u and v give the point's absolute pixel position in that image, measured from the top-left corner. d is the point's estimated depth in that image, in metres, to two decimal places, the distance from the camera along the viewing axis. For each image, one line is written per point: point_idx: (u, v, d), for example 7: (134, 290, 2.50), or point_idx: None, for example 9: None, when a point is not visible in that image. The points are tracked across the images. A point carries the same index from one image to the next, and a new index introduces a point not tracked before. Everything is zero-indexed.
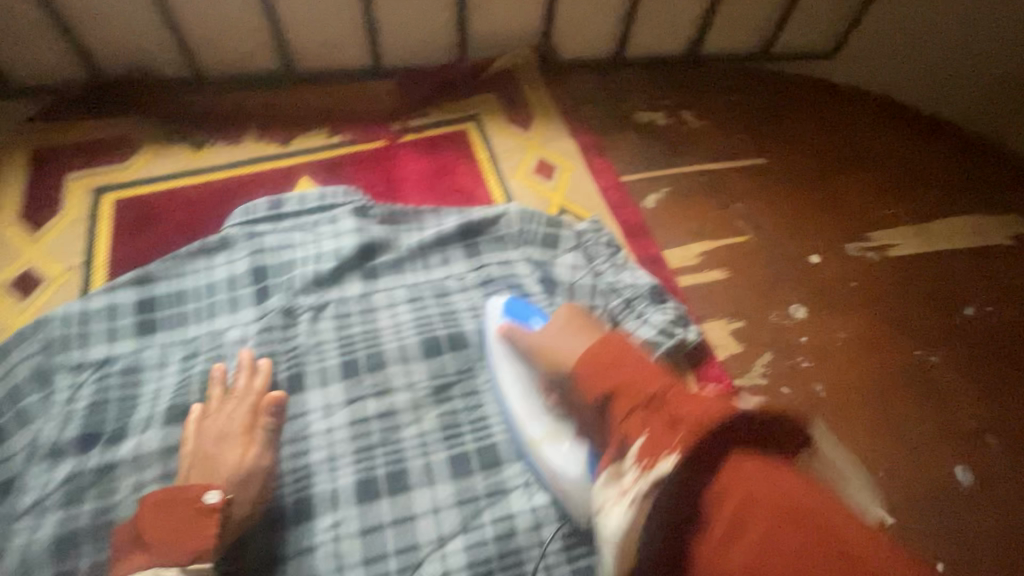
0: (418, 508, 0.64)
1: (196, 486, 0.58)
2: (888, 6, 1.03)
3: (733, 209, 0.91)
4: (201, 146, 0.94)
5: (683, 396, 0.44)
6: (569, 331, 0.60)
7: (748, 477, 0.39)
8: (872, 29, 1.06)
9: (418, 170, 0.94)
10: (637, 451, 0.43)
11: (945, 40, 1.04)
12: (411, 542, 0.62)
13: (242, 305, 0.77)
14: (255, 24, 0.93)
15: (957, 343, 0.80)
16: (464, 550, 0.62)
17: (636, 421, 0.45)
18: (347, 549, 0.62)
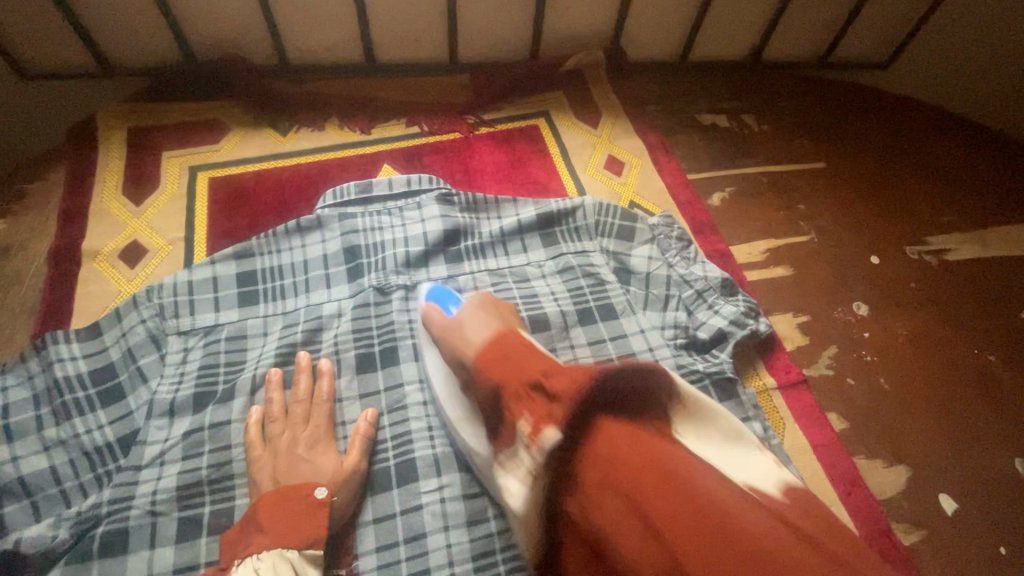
0: None
1: (305, 483, 0.61)
2: (945, 20, 1.08)
3: (794, 209, 0.96)
4: (287, 131, 0.99)
5: (555, 374, 0.49)
6: (480, 312, 0.67)
7: (614, 435, 0.44)
8: (928, 42, 1.11)
9: (494, 161, 0.98)
10: (523, 431, 0.48)
11: (999, 54, 1.08)
12: None
13: (336, 282, 0.82)
14: (344, 17, 0.98)
15: (1013, 344, 0.83)
16: None
17: (522, 404, 0.50)
18: (451, 511, 0.66)
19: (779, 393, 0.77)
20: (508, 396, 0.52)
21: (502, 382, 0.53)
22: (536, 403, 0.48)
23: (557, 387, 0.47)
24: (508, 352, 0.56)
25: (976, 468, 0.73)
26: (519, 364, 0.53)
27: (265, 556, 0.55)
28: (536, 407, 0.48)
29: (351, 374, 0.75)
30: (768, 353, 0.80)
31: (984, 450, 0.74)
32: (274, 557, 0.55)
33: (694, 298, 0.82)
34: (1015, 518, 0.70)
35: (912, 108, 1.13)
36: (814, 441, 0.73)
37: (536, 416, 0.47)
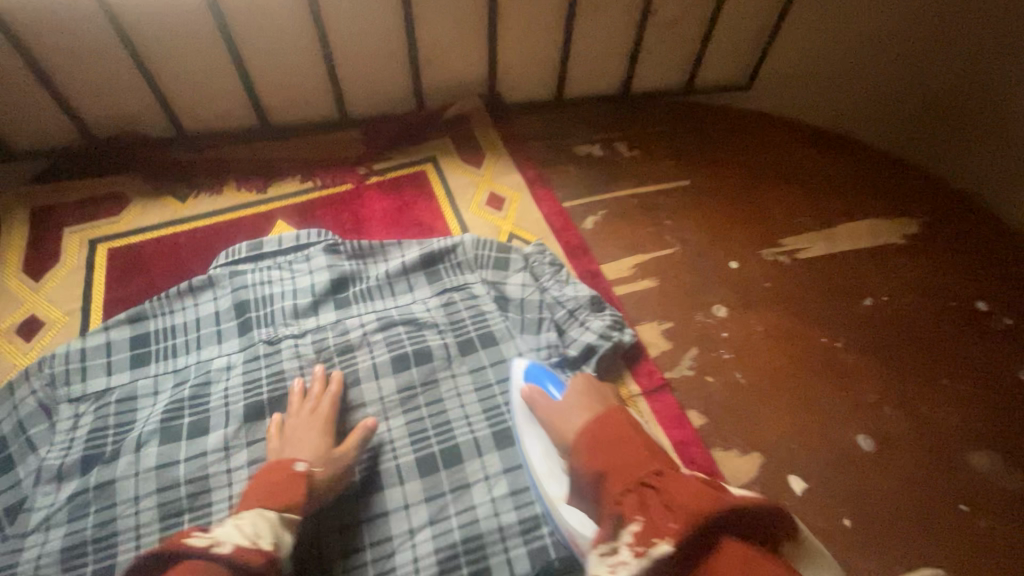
0: (391, 504, 0.72)
1: None
2: (786, 50, 1.18)
3: (662, 225, 1.04)
4: (185, 197, 1.05)
5: (676, 483, 0.52)
6: (579, 399, 0.72)
7: (732, 557, 0.46)
8: (777, 66, 1.22)
9: (382, 208, 1.05)
10: (633, 533, 0.50)
11: (839, 74, 1.18)
12: (385, 535, 0.70)
13: (226, 337, 0.86)
14: (232, 88, 1.06)
15: (859, 330, 0.91)
16: (432, 539, 0.70)
17: (633, 503, 0.52)
18: (329, 544, 0.69)
19: (645, 400, 0.82)
20: (614, 491, 0.55)
21: (608, 472, 0.57)
22: (650, 502, 0.52)
23: (672, 498, 0.50)
24: (624, 442, 0.58)
25: (824, 448, 0.79)
26: (625, 460, 0.56)
27: (250, 512, 0.60)
28: (652, 512, 0.50)
29: (238, 423, 0.78)
30: (633, 361, 0.86)
31: (828, 429, 0.81)
32: (253, 516, 0.59)
33: (566, 317, 0.88)
34: (855, 491, 0.76)
35: (771, 125, 1.23)
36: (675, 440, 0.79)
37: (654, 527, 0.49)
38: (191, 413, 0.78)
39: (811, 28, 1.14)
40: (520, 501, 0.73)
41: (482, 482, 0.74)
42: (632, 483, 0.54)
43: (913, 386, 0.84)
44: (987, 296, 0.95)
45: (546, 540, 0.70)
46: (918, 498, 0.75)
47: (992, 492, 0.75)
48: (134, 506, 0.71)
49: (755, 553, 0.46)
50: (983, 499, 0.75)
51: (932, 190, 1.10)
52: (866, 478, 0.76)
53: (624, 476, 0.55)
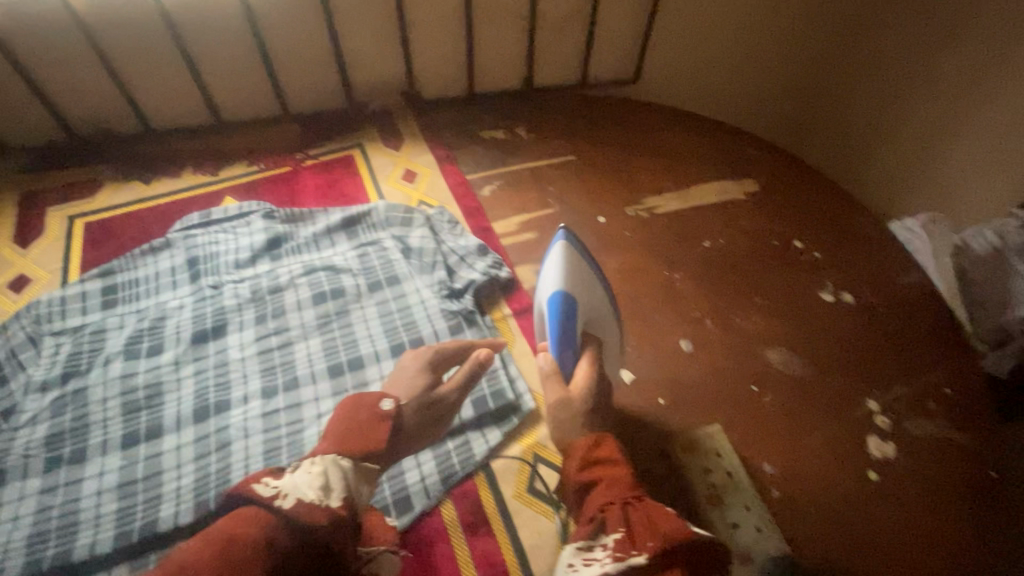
0: (305, 398, 0.92)
1: None
2: (660, 47, 1.41)
3: (547, 191, 1.26)
4: (151, 180, 1.26)
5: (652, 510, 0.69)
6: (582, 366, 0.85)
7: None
8: (658, 62, 1.44)
9: (315, 185, 1.26)
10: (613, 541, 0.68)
11: (702, 62, 1.43)
12: (298, 418, 0.89)
13: (180, 285, 1.07)
14: (189, 91, 1.28)
15: (695, 265, 1.12)
16: (334, 420, 0.89)
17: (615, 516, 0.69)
18: (252, 424, 0.88)
19: (514, 318, 1.04)
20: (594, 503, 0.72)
21: (599, 482, 0.74)
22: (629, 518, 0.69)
23: (650, 523, 0.67)
24: (601, 461, 0.75)
25: (653, 350, 1.00)
26: (616, 478, 0.73)
27: None
28: (633, 524, 0.68)
29: (187, 345, 0.98)
30: (509, 292, 1.07)
31: (659, 337, 1.02)
32: None
33: (457, 261, 1.10)
34: (671, 379, 0.96)
35: (652, 108, 1.43)
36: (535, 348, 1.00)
37: (631, 538, 0.67)
38: (150, 339, 0.98)
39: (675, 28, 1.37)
40: None
41: (379, 381, 0.94)
42: (628, 497, 0.71)
43: (731, 304, 1.06)
44: (804, 237, 1.16)
45: None
46: (722, 383, 0.96)
47: (779, 376, 0.96)
48: (102, 405, 0.90)
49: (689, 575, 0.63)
50: (772, 381, 0.96)
51: (778, 157, 1.32)
52: (682, 370, 0.97)
53: (614, 484, 0.73)
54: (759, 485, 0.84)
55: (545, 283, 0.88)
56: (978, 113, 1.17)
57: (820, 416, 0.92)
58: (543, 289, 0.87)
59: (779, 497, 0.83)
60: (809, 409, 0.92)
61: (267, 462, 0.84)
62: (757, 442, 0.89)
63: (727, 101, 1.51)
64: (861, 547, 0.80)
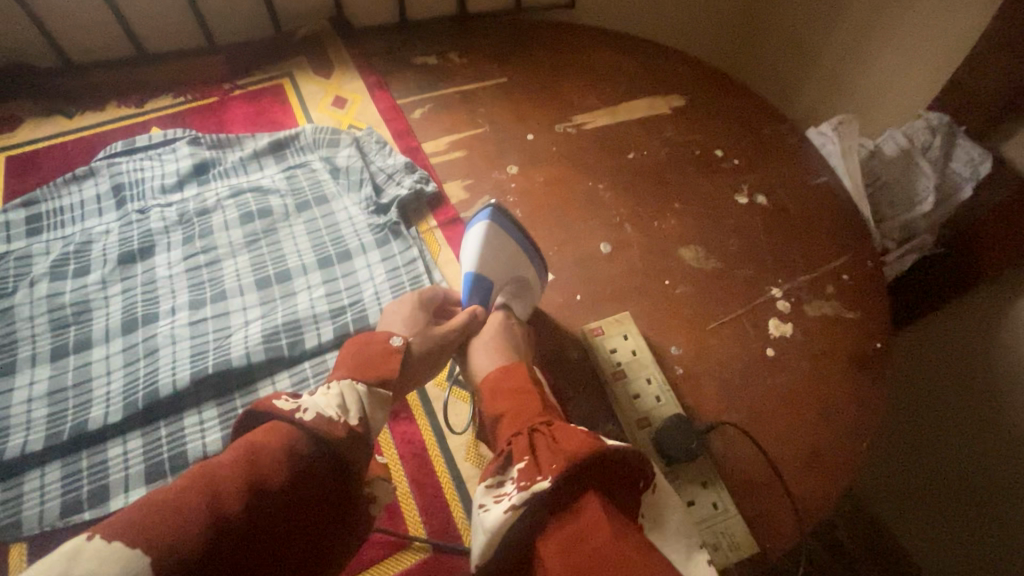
0: (233, 308, 0.95)
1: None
2: None
3: (478, 111, 1.26)
4: (74, 114, 1.24)
5: (564, 432, 0.65)
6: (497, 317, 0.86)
7: (586, 506, 0.57)
8: None
9: (243, 113, 1.25)
10: (520, 472, 0.63)
11: None
12: (227, 326, 0.92)
13: (106, 211, 1.07)
14: (107, 21, 1.25)
15: (618, 175, 1.15)
16: (261, 326, 0.92)
17: (524, 446, 0.66)
18: (181, 333, 0.91)
19: (439, 228, 1.06)
20: (507, 432, 0.70)
21: (507, 416, 0.72)
22: (538, 446, 0.65)
23: (562, 444, 0.63)
24: (510, 393, 0.75)
25: (575, 253, 1.04)
26: (526, 408, 0.72)
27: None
28: (540, 454, 0.64)
29: (114, 266, 0.99)
30: (436, 206, 1.09)
31: (580, 241, 1.06)
32: None
33: (385, 178, 1.11)
34: (590, 279, 1.01)
35: (584, 29, 1.44)
36: (460, 255, 1.04)
37: (536, 466, 0.63)
38: (76, 262, 0.99)
39: None
40: (333, 301, 0.96)
41: (306, 290, 0.97)
42: (537, 425, 0.68)
43: (652, 209, 1.10)
44: (725, 146, 1.20)
45: (349, 321, 0.94)
46: (636, 280, 1.01)
47: (692, 271, 1.02)
48: (30, 323, 0.92)
49: (604, 502, 0.58)
50: (683, 276, 1.01)
51: (704, 74, 1.34)
52: (601, 270, 1.02)
53: (519, 416, 0.71)
54: (663, 363, 0.90)
55: (467, 256, 0.88)
56: (891, 23, 1.22)
57: (725, 303, 0.98)
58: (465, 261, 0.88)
59: (681, 372, 0.90)
60: (715, 297, 0.99)
61: (194, 364, 0.87)
62: (666, 328, 0.94)
63: (665, 24, 1.53)
64: (755, 414, 0.87)
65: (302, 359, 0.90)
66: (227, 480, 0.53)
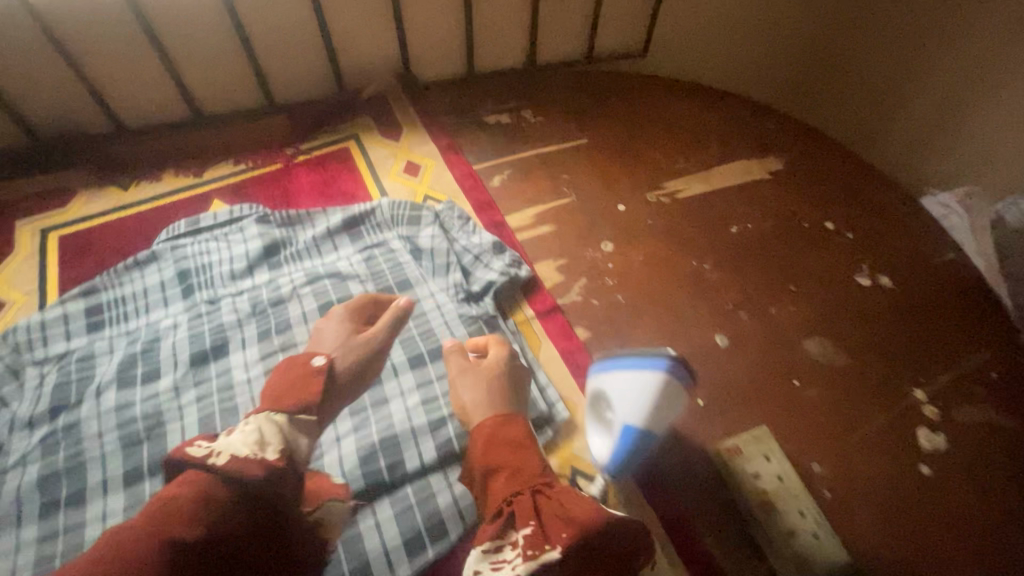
0: None
1: None
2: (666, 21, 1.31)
3: (561, 178, 1.18)
4: (128, 185, 1.16)
5: (571, 496, 0.70)
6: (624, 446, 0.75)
7: None
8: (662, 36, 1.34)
9: (309, 182, 1.17)
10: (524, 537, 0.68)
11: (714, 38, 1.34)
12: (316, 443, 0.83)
13: (172, 300, 0.98)
14: (163, 84, 1.16)
15: (722, 252, 1.06)
16: (356, 443, 0.83)
17: (527, 509, 0.69)
18: None
19: (538, 320, 0.97)
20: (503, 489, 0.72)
21: (502, 470, 0.74)
22: (542, 506, 0.69)
23: (574, 511, 0.68)
24: (506, 448, 0.76)
25: (688, 346, 0.94)
26: (524, 466, 0.73)
27: None
28: (546, 521, 0.68)
29: (186, 369, 0.90)
30: (530, 291, 1.00)
31: (692, 332, 0.96)
32: None
33: (473, 261, 1.02)
34: (712, 379, 0.90)
35: (664, 83, 1.34)
36: (562, 349, 0.93)
37: (544, 535, 0.67)
38: (144, 364, 0.90)
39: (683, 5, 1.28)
40: (431, 408, 0.86)
41: (399, 397, 0.87)
42: (537, 485, 0.71)
43: (765, 294, 1.00)
44: (833, 217, 1.11)
45: (451, 435, 0.84)
46: (763, 378, 0.90)
47: (822, 368, 0.91)
48: (99, 440, 0.83)
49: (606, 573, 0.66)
50: (814, 374, 0.91)
51: (800, 132, 1.24)
52: (722, 367, 0.92)
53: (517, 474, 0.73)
54: (810, 487, 0.80)
55: (624, 406, 0.67)
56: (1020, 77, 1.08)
57: (864, 408, 0.87)
58: (621, 412, 0.67)
59: (830, 496, 0.80)
60: (855, 401, 0.88)
61: None
62: (805, 440, 0.84)
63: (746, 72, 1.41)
64: (923, 551, 0.76)
65: (404, 483, 0.80)
66: (152, 537, 0.54)
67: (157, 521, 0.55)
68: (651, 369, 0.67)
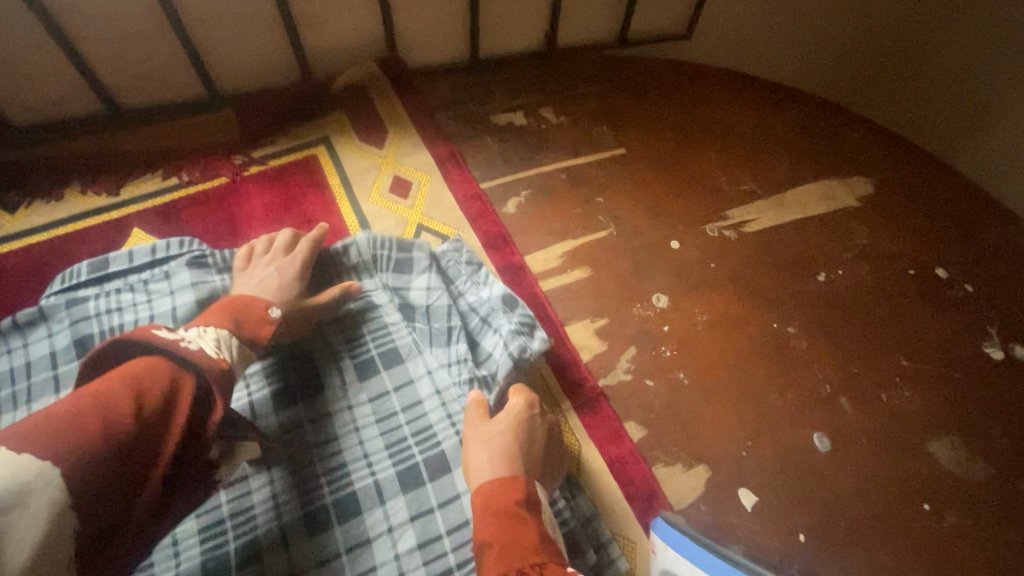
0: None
1: None
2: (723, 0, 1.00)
3: (595, 203, 0.91)
4: (18, 207, 0.87)
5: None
6: None
7: None
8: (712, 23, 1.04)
9: (264, 205, 0.88)
10: None
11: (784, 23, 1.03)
12: None
13: (66, 383, 0.71)
14: (58, 71, 0.85)
15: (812, 311, 0.81)
16: None
17: None
18: None
19: (576, 415, 0.71)
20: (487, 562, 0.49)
21: (491, 546, 0.49)
22: None
23: None
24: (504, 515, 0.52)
25: (777, 449, 0.70)
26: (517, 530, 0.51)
27: None
28: None
29: None
30: (563, 367, 0.74)
31: (781, 429, 0.72)
32: None
33: (479, 325, 0.74)
34: (813, 501, 0.67)
35: (718, 76, 1.06)
36: (610, 458, 0.68)
37: None
38: None
39: None
40: (430, 554, 0.62)
41: (386, 536, 0.63)
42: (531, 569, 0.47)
43: (872, 373, 0.76)
44: (946, 262, 0.86)
45: None
46: (879, 500, 0.67)
47: (955, 483, 0.69)
48: None
49: None
50: (946, 494, 0.68)
51: (890, 146, 0.99)
52: (825, 482, 0.68)
53: (511, 550, 0.49)
54: None
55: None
56: None
57: (1009, 545, 0.66)
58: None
59: None
60: (999, 535, 0.66)
61: None
62: None
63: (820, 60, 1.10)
64: None
65: None
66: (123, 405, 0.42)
67: (114, 389, 0.43)
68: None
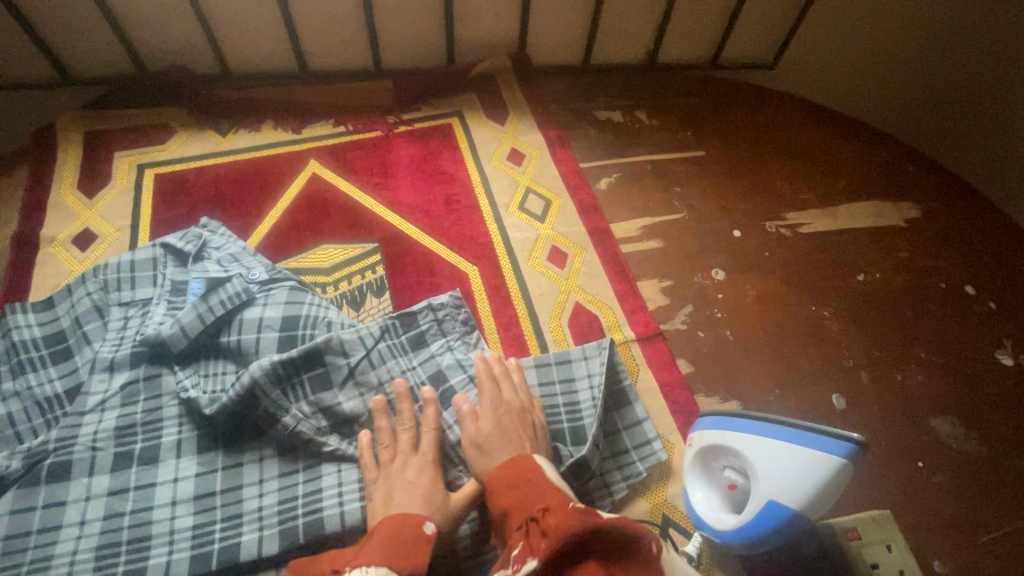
0: None
1: None
2: (806, 43, 1.18)
3: (673, 192, 1.09)
4: (226, 131, 1.12)
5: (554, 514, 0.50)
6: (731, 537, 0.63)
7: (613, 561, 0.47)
8: (796, 57, 1.21)
9: (408, 156, 1.11)
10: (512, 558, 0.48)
11: (848, 56, 1.17)
12: None
13: (253, 266, 0.85)
14: (275, 33, 1.11)
15: (847, 301, 0.96)
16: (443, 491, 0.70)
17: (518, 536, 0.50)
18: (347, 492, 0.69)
19: (638, 346, 0.90)
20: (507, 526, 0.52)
21: (510, 511, 0.54)
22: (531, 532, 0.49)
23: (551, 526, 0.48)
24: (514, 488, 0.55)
25: (801, 401, 0.86)
26: (524, 495, 0.55)
27: None
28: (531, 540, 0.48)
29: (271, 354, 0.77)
30: (631, 311, 0.93)
31: (805, 386, 0.87)
32: None
33: (465, 380, 0.78)
34: None
35: (790, 104, 1.24)
36: (661, 381, 0.86)
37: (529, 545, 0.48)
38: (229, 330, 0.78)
39: (830, 26, 1.14)
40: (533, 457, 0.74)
41: None
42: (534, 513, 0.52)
43: (889, 356, 0.90)
44: (974, 281, 0.99)
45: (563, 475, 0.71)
46: (883, 451, 0.82)
47: (950, 452, 0.82)
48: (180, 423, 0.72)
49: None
50: (940, 457, 0.82)
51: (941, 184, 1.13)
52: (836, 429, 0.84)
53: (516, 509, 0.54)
54: None
55: (777, 478, 0.58)
56: None
57: (992, 505, 0.78)
58: (768, 482, 0.58)
59: None
60: (983, 496, 0.79)
61: None
62: (926, 531, 0.76)
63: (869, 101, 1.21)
64: None
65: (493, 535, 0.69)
66: None
67: None
68: (826, 450, 0.56)
